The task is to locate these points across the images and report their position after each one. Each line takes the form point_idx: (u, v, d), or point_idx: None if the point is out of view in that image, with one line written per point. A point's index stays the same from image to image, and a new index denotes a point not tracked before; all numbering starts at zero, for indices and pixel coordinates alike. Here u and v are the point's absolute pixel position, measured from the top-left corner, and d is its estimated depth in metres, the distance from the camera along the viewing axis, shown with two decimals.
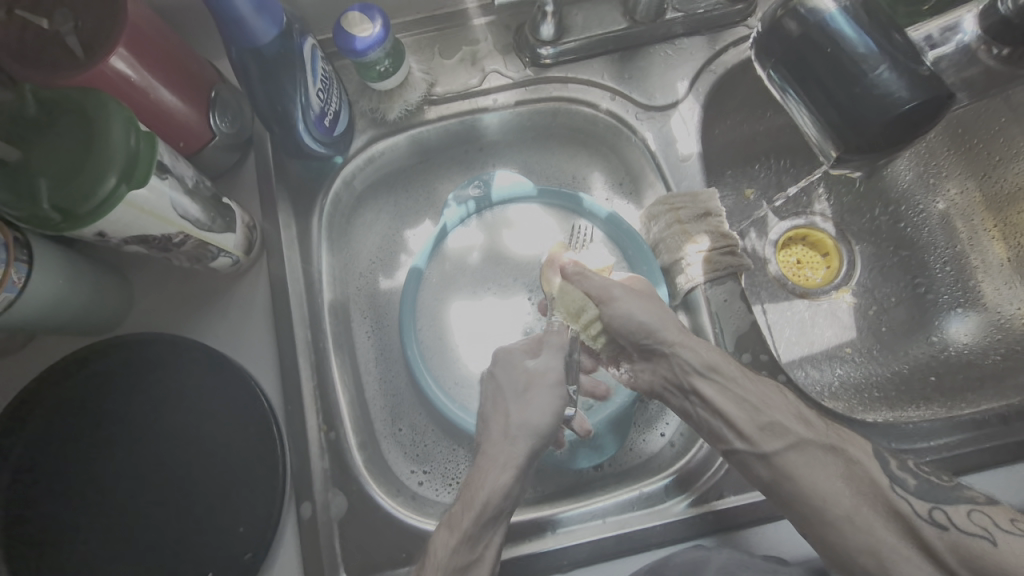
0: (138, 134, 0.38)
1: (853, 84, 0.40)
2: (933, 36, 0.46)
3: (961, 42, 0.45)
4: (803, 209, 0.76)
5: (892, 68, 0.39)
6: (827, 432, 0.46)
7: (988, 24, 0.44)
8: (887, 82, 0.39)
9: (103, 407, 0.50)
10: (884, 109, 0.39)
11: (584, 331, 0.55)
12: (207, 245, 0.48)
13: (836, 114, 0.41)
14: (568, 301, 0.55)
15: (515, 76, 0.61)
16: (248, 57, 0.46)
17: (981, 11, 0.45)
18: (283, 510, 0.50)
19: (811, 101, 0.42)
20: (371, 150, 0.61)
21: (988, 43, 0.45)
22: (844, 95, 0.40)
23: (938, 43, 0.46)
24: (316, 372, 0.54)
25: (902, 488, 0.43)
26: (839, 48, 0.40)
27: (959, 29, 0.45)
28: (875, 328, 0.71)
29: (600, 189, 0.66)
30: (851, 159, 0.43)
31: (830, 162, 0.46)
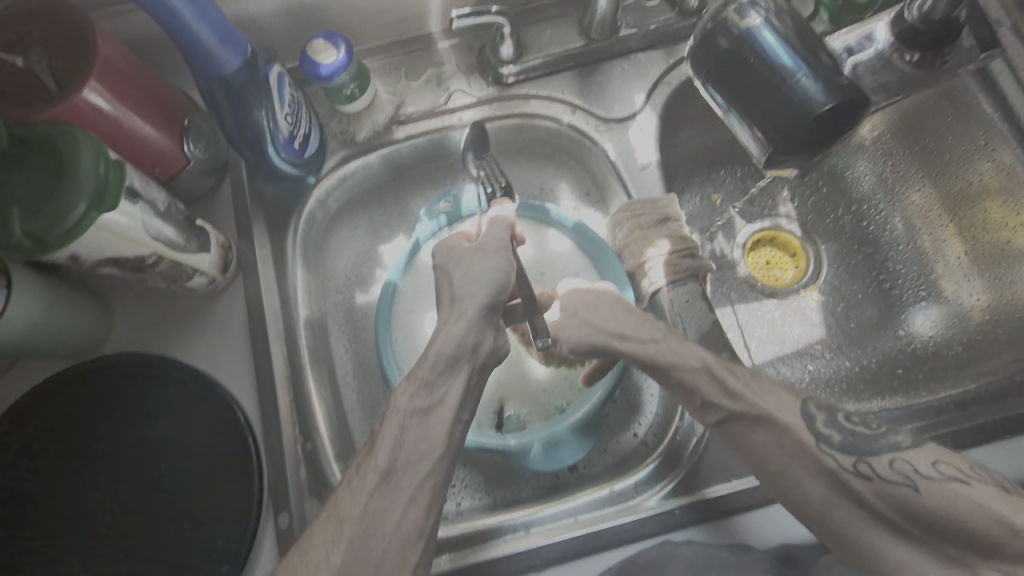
0: (107, 162, 0.40)
1: (778, 91, 0.42)
2: (852, 45, 0.53)
3: (877, 49, 0.53)
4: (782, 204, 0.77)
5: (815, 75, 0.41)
6: (785, 422, 0.47)
7: (898, 32, 0.52)
8: (810, 90, 0.41)
9: (84, 424, 0.52)
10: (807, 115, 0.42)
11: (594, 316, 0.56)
12: (182, 266, 0.50)
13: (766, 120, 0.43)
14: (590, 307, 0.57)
15: (479, 95, 0.64)
16: (216, 86, 0.49)
17: (893, 20, 0.52)
18: (261, 521, 0.51)
19: (745, 111, 0.45)
20: (343, 170, 0.63)
21: (900, 50, 0.52)
22: (772, 103, 0.43)
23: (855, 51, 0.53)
24: (290, 385, 0.55)
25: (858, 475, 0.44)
26: (765, 60, 0.43)
27: (874, 38, 0.53)
28: (843, 324, 0.73)
29: (567, 199, 0.69)
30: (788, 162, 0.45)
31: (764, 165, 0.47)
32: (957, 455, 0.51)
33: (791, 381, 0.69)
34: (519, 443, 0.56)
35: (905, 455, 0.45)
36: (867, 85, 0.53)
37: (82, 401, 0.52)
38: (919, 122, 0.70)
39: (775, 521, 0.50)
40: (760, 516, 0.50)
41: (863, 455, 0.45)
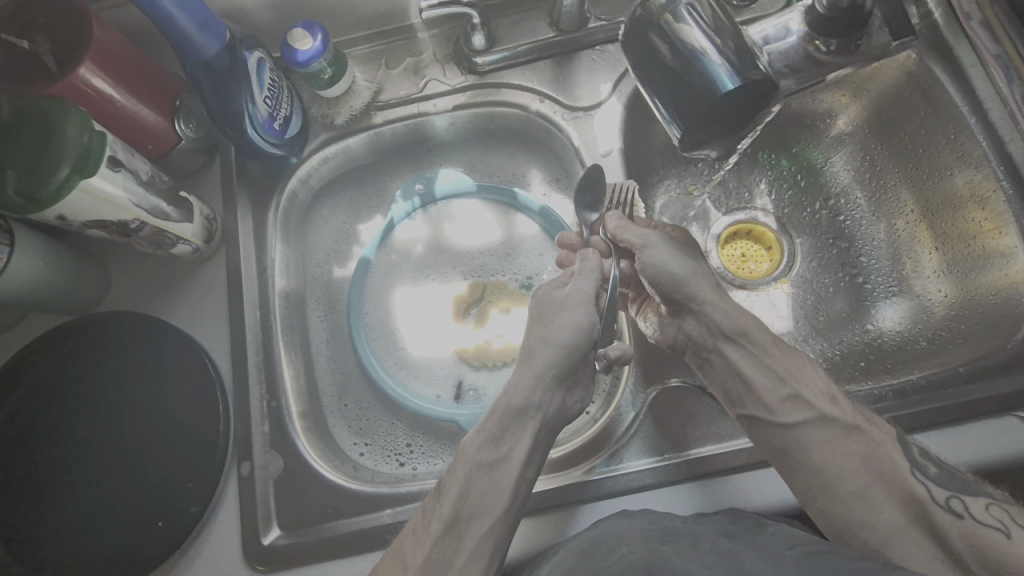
0: (91, 133, 0.45)
1: (684, 76, 0.45)
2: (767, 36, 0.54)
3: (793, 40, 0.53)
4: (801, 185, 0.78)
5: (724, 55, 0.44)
6: None
7: (811, 21, 0.52)
8: (721, 76, 0.44)
9: (76, 373, 0.58)
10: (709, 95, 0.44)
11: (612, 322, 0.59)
12: (165, 233, 0.55)
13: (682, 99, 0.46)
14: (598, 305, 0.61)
15: (453, 83, 0.67)
16: (199, 70, 0.53)
17: (804, 10, 0.53)
18: (226, 468, 0.56)
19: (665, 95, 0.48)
20: (324, 152, 0.67)
21: (815, 39, 0.53)
22: (681, 87, 0.46)
23: (772, 42, 0.54)
24: (262, 347, 0.60)
25: None
26: (676, 48, 0.45)
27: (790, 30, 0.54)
28: (812, 316, 0.73)
29: (538, 185, 0.71)
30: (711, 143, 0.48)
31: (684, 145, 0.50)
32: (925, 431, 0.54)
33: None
34: (470, 414, 0.61)
35: (926, 466, 0.49)
36: (783, 75, 0.54)
37: (78, 351, 0.58)
38: (892, 116, 0.70)
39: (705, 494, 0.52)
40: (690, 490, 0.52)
41: (931, 480, 0.48)
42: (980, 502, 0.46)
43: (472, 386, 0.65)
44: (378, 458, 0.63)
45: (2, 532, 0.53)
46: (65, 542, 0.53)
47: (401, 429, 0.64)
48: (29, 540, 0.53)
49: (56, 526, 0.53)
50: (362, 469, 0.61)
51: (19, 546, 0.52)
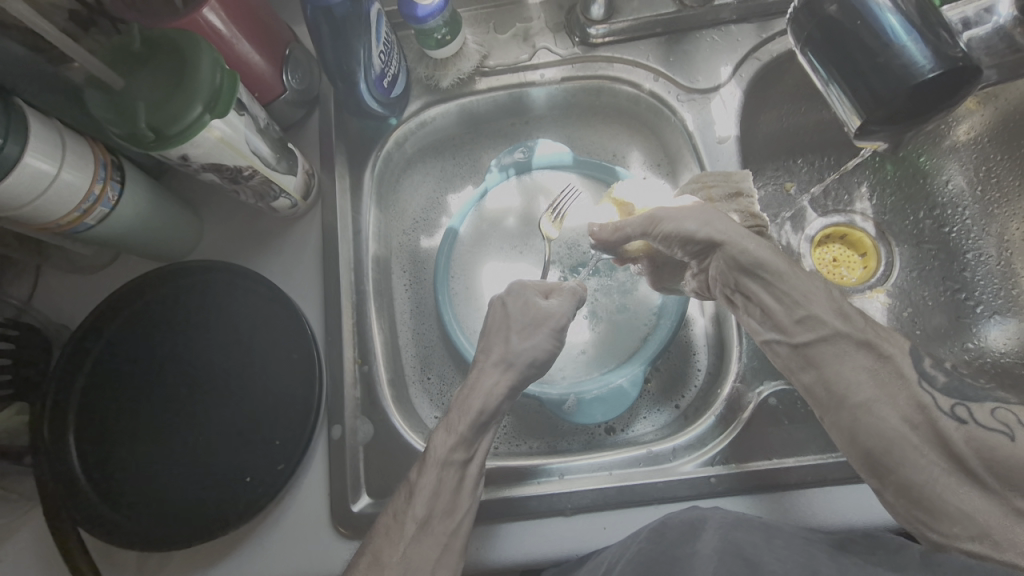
0: (222, 72, 0.43)
1: (877, 56, 0.42)
2: (968, 16, 0.49)
3: (995, 24, 0.48)
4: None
5: (925, 45, 0.41)
6: None
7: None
8: (919, 58, 0.41)
9: (171, 318, 0.57)
10: (907, 87, 0.41)
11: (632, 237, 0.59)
12: (272, 183, 0.54)
13: (867, 93, 0.43)
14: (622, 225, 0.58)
15: (563, 54, 0.64)
16: (320, 16, 0.50)
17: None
18: (316, 430, 0.55)
19: (837, 72, 0.45)
20: (424, 115, 0.65)
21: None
22: (875, 73, 0.42)
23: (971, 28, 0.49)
24: (355, 311, 0.59)
25: (930, 383, 0.43)
26: (875, 31, 0.42)
27: (994, 11, 0.48)
28: (908, 330, 0.70)
29: (637, 168, 0.69)
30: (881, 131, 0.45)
31: (851, 131, 0.47)
32: None
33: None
34: (557, 394, 0.59)
35: (934, 376, 0.44)
36: (982, 62, 0.50)
37: (171, 296, 0.57)
38: (1021, 126, 0.67)
39: (814, 503, 0.50)
40: (791, 497, 0.50)
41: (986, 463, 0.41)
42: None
43: (572, 360, 0.63)
44: None
45: (92, 469, 0.52)
46: (153, 486, 0.52)
47: None
48: (120, 480, 0.52)
49: (145, 469, 0.53)
50: None
51: (108, 485, 0.52)
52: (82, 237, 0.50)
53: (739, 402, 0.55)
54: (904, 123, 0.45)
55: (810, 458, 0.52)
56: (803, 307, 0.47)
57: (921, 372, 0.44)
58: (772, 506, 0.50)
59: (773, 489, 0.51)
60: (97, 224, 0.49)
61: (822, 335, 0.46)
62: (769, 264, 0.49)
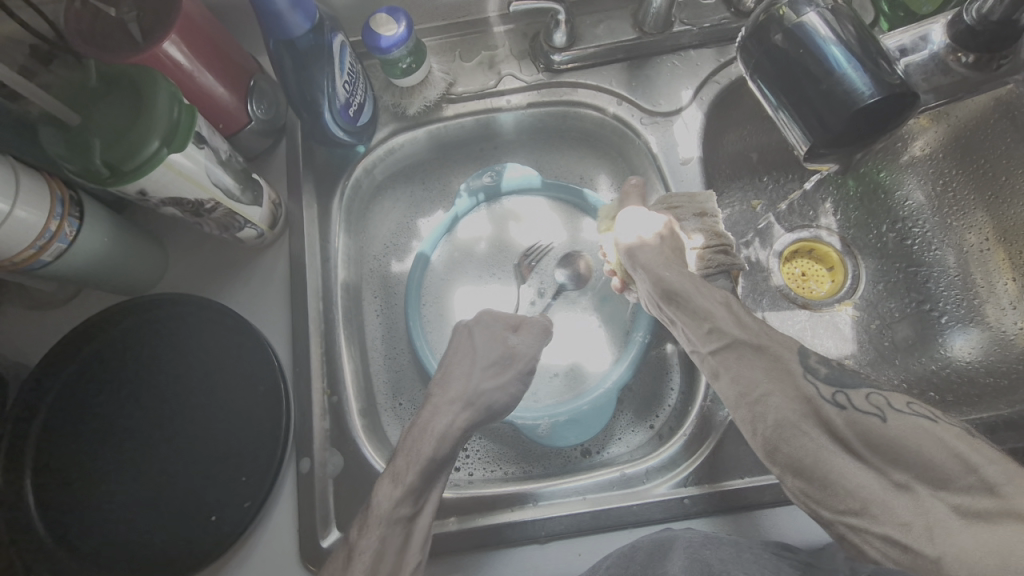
0: (180, 107, 0.43)
1: (822, 83, 0.43)
2: (905, 44, 0.51)
3: (931, 51, 0.51)
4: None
5: (866, 74, 0.42)
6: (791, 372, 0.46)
7: (955, 34, 0.50)
8: (859, 85, 0.42)
9: (135, 353, 0.55)
10: (850, 112, 0.43)
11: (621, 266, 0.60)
12: (236, 215, 0.53)
13: (814, 118, 0.44)
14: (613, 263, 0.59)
15: (528, 80, 0.65)
16: (283, 49, 0.52)
17: (949, 21, 0.50)
18: (284, 464, 0.54)
19: (785, 97, 0.46)
20: (392, 142, 0.66)
21: (958, 51, 0.50)
22: (821, 99, 0.44)
23: (908, 54, 0.51)
24: (324, 338, 0.58)
25: (813, 374, 0.45)
26: (819, 60, 0.43)
27: (929, 40, 0.51)
28: (877, 342, 0.71)
29: (605, 189, 0.70)
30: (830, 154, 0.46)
31: (803, 155, 0.48)
32: None
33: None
34: (530, 419, 0.58)
35: (816, 367, 0.46)
36: (920, 87, 0.52)
37: (134, 332, 0.56)
38: (972, 141, 0.69)
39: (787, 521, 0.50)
40: (764, 515, 0.50)
41: (820, 378, 0.45)
42: (862, 392, 0.44)
43: (545, 387, 0.63)
44: None
45: (50, 517, 0.51)
46: (114, 531, 0.51)
47: None
48: (80, 526, 0.51)
49: (107, 513, 0.51)
50: None
51: (68, 532, 0.50)
52: (39, 273, 0.49)
53: (711, 420, 0.55)
54: (854, 146, 0.46)
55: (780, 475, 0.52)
56: (707, 320, 0.49)
57: (806, 366, 0.46)
58: (745, 524, 0.50)
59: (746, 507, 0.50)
60: (53, 261, 0.48)
61: (724, 343, 0.48)
62: (676, 285, 0.51)
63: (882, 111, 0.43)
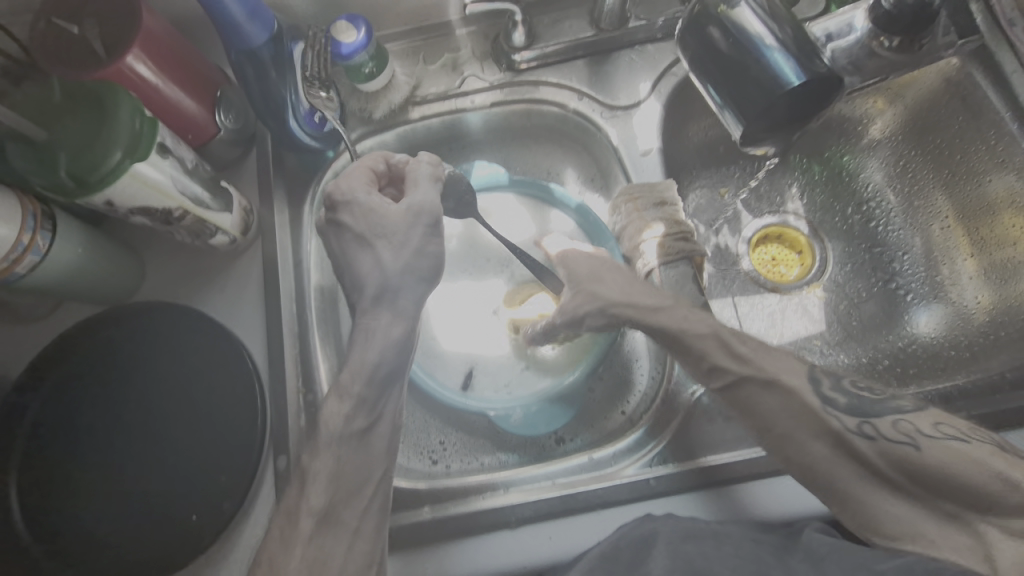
0: (142, 119, 0.45)
1: (751, 68, 0.45)
2: (830, 32, 0.54)
3: (854, 36, 0.54)
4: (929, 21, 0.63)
5: (788, 54, 0.44)
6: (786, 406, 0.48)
7: (874, 18, 0.52)
8: (786, 71, 0.44)
9: (114, 362, 0.57)
10: (777, 96, 0.45)
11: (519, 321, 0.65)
12: (205, 222, 0.55)
13: (744, 103, 0.46)
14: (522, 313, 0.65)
15: (491, 80, 0.67)
16: (244, 59, 0.53)
17: (870, 8, 0.53)
18: (261, 462, 0.55)
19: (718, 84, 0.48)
20: (360, 147, 0.67)
21: (880, 36, 0.53)
22: (750, 85, 0.46)
23: (835, 41, 0.54)
24: (297, 340, 0.59)
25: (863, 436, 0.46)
26: (746, 47, 0.45)
27: (852, 26, 0.54)
28: (845, 321, 0.72)
29: (572, 183, 0.71)
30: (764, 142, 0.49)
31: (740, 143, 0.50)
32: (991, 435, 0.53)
33: None
34: (503, 407, 0.60)
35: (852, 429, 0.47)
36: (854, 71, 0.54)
37: (117, 340, 0.57)
38: (928, 122, 0.70)
39: (749, 497, 0.52)
40: (729, 493, 0.52)
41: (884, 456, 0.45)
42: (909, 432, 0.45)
43: (517, 379, 0.64)
44: (410, 455, 0.62)
45: (34, 525, 0.52)
46: (98, 534, 0.52)
47: (433, 427, 0.64)
48: (64, 534, 0.52)
49: (89, 519, 0.52)
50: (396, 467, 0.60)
51: (51, 539, 0.52)
52: (15, 287, 0.50)
53: (676, 401, 0.57)
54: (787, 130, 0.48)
55: (749, 451, 0.53)
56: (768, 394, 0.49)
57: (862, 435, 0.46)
58: (710, 501, 0.52)
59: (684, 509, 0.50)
60: (28, 274, 0.49)
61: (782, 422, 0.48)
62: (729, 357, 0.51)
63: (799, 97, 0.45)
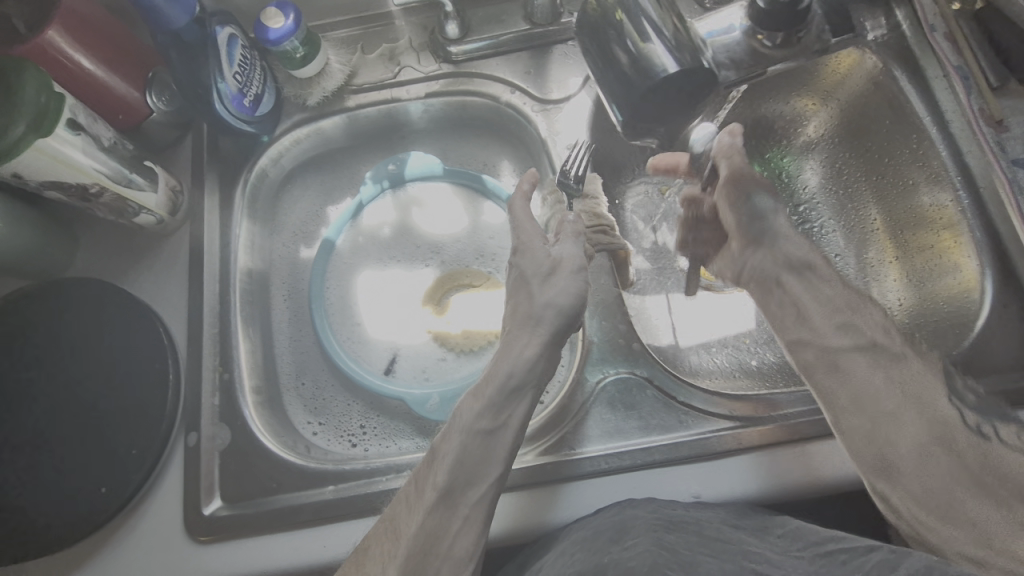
0: (48, 93, 0.47)
1: (627, 56, 0.50)
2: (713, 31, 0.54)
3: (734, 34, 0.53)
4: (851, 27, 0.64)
5: (668, 50, 0.49)
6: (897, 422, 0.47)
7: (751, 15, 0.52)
8: (655, 60, 0.49)
9: (33, 336, 0.58)
10: (644, 83, 0.49)
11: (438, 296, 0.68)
12: (127, 201, 0.56)
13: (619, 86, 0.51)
14: (445, 285, 0.68)
15: (427, 71, 0.68)
16: (168, 41, 0.55)
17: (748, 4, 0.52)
18: (173, 437, 0.56)
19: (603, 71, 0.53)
20: (297, 132, 0.68)
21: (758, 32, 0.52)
22: (626, 71, 0.51)
23: (718, 37, 0.53)
24: (219, 320, 0.60)
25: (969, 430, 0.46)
26: (625, 36, 0.51)
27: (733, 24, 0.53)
28: (774, 321, 0.73)
29: (507, 176, 0.72)
30: (640, 131, 0.54)
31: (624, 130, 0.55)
32: None
33: (696, 373, 0.69)
34: (420, 394, 0.62)
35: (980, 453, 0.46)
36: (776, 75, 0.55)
37: (38, 315, 0.58)
38: (860, 124, 0.68)
39: (643, 487, 0.53)
40: (626, 481, 0.54)
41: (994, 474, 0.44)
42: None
43: (436, 366, 0.65)
44: (330, 437, 0.63)
45: None
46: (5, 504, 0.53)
47: (355, 410, 0.65)
48: None
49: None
50: (313, 449, 0.61)
51: None
52: None
53: (580, 390, 0.58)
54: (657, 123, 0.53)
55: (648, 439, 0.55)
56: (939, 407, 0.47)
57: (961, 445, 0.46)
58: (605, 488, 0.53)
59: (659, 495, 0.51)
60: None
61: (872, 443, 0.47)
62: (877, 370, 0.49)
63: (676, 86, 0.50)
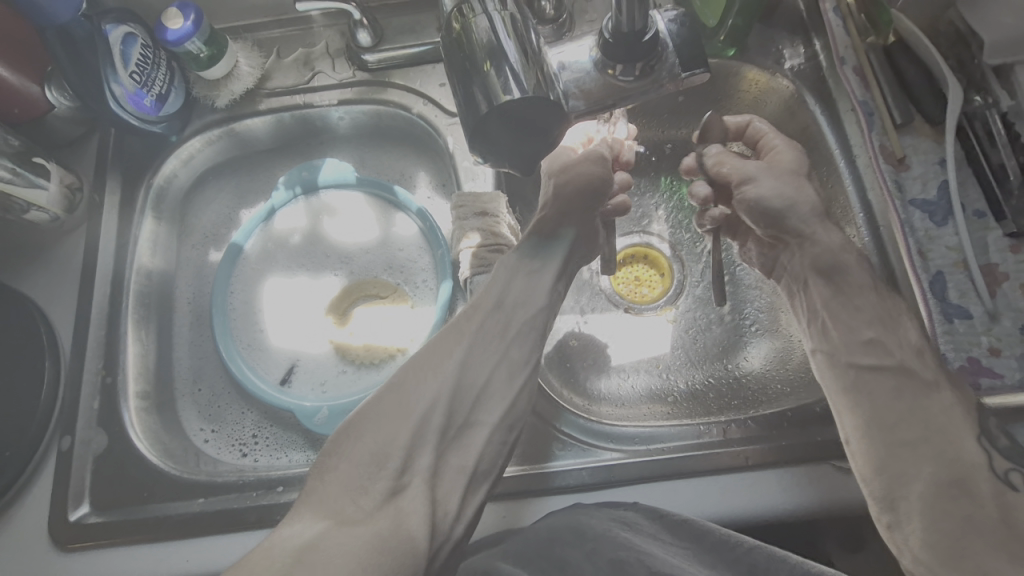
0: None
1: (475, 71, 0.38)
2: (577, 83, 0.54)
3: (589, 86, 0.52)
4: (768, 55, 0.63)
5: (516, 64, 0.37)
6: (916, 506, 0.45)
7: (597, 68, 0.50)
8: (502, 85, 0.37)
9: None
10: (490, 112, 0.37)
11: (348, 301, 0.67)
12: (11, 197, 0.56)
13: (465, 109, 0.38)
14: (364, 289, 0.67)
15: (341, 78, 0.67)
16: (53, 35, 0.54)
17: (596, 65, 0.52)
18: (48, 439, 0.56)
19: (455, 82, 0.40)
20: (209, 135, 0.67)
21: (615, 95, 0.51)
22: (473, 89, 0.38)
23: (568, 68, 0.40)
24: (108, 321, 0.60)
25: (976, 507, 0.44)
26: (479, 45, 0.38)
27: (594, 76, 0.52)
28: (689, 348, 0.71)
29: (423, 188, 0.71)
30: (496, 157, 0.39)
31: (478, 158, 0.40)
32: (774, 470, 0.51)
33: (603, 398, 0.68)
34: (310, 405, 0.60)
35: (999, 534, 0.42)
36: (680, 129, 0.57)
37: None
38: None
39: (513, 514, 0.52)
40: (499, 509, 0.53)
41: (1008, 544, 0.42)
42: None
43: (334, 378, 0.64)
44: (221, 446, 0.62)
45: None
46: None
47: (249, 419, 0.63)
48: None
49: None
50: (200, 457, 0.60)
51: None
52: None
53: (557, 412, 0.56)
54: (514, 148, 0.38)
55: (561, 464, 0.53)
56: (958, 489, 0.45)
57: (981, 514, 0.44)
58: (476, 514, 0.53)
59: (636, 527, 0.48)
60: None
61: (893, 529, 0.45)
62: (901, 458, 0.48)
63: (507, 131, 0.37)
